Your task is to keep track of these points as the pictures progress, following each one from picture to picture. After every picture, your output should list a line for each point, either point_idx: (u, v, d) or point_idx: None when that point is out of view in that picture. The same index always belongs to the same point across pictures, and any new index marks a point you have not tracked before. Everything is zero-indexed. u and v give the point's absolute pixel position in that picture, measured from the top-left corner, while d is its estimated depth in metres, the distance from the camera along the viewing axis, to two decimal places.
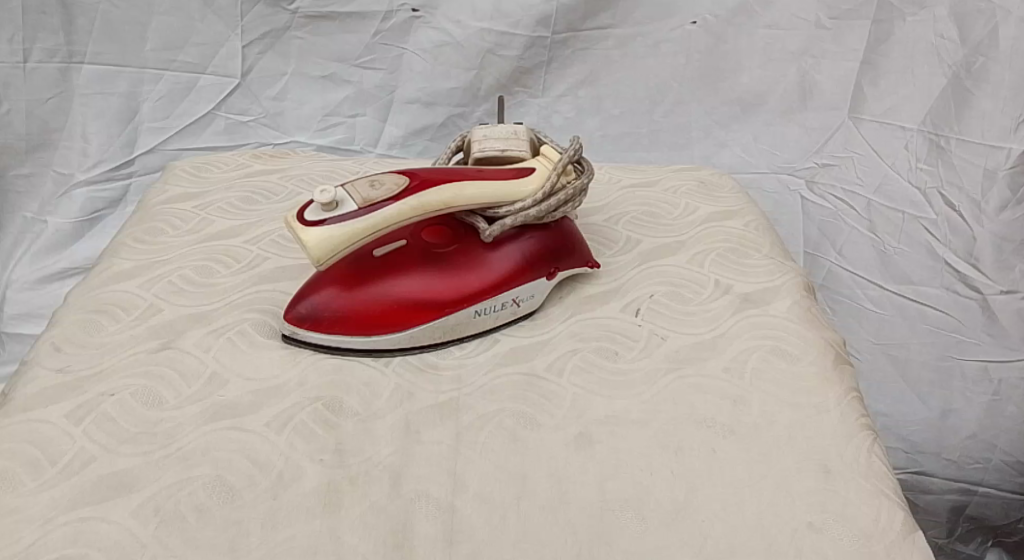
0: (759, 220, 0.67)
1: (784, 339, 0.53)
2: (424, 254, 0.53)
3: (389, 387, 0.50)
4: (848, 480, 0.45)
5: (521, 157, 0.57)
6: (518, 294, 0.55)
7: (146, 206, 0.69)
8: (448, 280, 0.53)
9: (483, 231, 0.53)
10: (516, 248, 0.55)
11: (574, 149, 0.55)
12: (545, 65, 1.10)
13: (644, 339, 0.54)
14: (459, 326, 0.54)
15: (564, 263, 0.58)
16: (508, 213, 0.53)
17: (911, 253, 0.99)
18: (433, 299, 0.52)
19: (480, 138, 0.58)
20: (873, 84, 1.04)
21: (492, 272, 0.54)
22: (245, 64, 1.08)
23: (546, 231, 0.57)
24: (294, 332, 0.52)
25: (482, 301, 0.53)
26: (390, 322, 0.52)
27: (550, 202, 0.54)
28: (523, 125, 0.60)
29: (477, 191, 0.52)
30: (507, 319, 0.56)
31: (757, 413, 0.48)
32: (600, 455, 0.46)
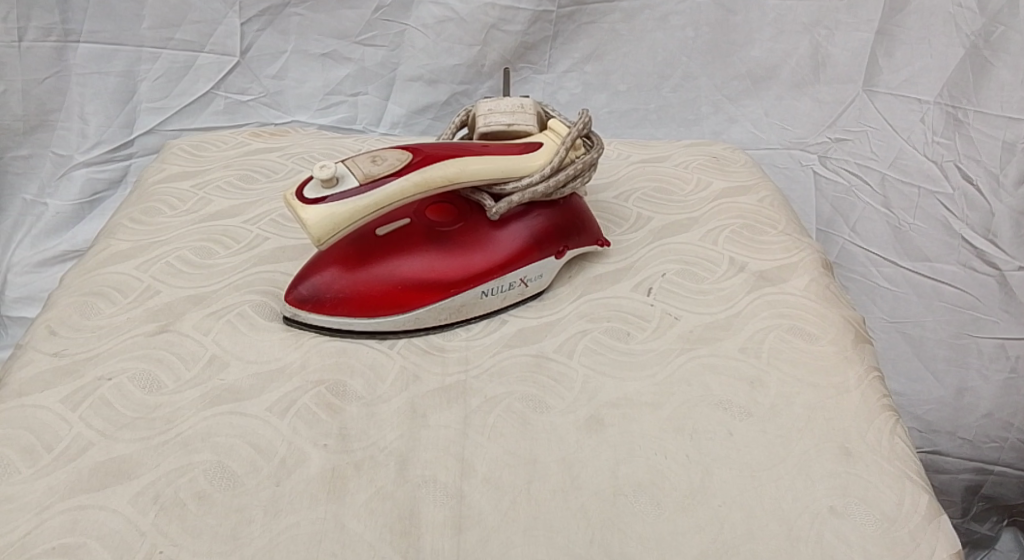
0: (774, 195, 0.65)
1: (802, 318, 0.51)
2: (428, 233, 0.52)
3: (394, 369, 0.49)
4: (870, 462, 0.43)
5: (528, 131, 0.55)
6: (526, 273, 0.53)
7: (144, 185, 0.67)
8: (454, 260, 0.51)
9: (489, 209, 0.51)
10: (524, 226, 0.53)
11: (583, 122, 0.53)
12: (550, 40, 1.07)
13: (656, 319, 0.52)
14: (465, 306, 0.52)
15: (573, 242, 0.56)
16: (514, 190, 0.51)
17: (926, 229, 0.97)
18: (439, 280, 0.51)
19: (486, 112, 0.56)
20: (888, 55, 1.01)
21: (499, 251, 0.52)
22: (244, 41, 1.06)
23: (554, 208, 0.55)
24: (295, 314, 0.51)
25: (488, 282, 0.52)
26: (395, 303, 0.50)
27: (558, 177, 0.52)
28: (530, 98, 0.57)
29: (482, 167, 0.50)
30: (515, 299, 0.54)
31: (775, 394, 0.47)
32: (612, 438, 0.45)
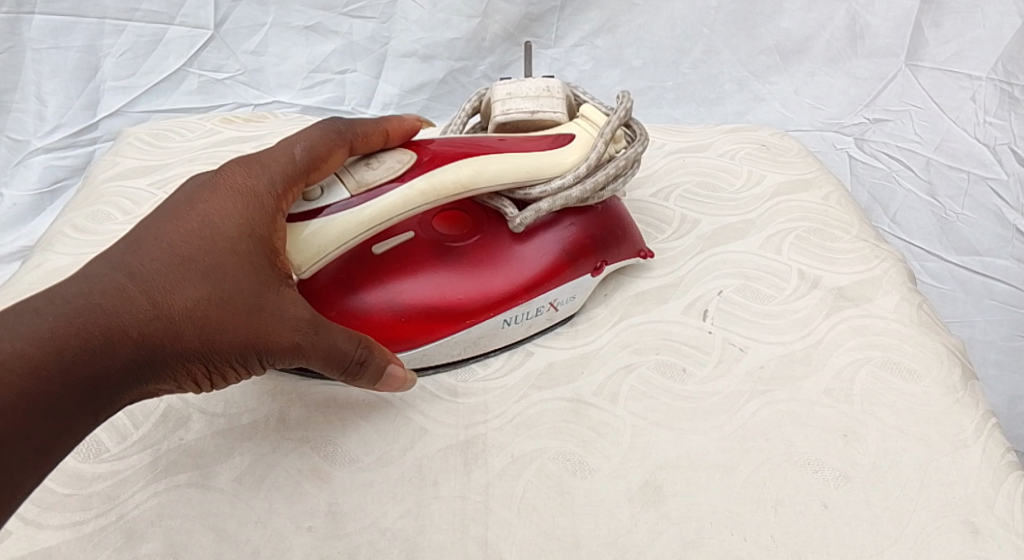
0: (839, 191, 0.56)
1: (896, 348, 0.42)
2: (437, 248, 0.41)
3: (398, 421, 0.39)
4: (1003, 542, 0.34)
5: (556, 120, 0.45)
6: (556, 296, 0.43)
7: (92, 185, 0.57)
8: (471, 282, 0.41)
9: (511, 218, 0.41)
10: (554, 238, 0.43)
11: (625, 109, 0.43)
12: (557, 10, 0.97)
13: (717, 351, 0.43)
14: (483, 337, 0.42)
15: (612, 255, 0.46)
16: (543, 195, 0.41)
17: (977, 219, 0.85)
18: (452, 307, 0.40)
19: (503, 96, 0.45)
20: (935, 25, 0.92)
21: (524, 270, 0.42)
22: (218, 13, 0.95)
23: (589, 214, 0.45)
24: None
25: (513, 308, 0.42)
26: (396, 338, 0.40)
27: (596, 178, 0.42)
28: (557, 79, 0.47)
29: (505, 168, 0.40)
30: (541, 327, 0.44)
31: (875, 452, 0.37)
32: (673, 513, 0.35)
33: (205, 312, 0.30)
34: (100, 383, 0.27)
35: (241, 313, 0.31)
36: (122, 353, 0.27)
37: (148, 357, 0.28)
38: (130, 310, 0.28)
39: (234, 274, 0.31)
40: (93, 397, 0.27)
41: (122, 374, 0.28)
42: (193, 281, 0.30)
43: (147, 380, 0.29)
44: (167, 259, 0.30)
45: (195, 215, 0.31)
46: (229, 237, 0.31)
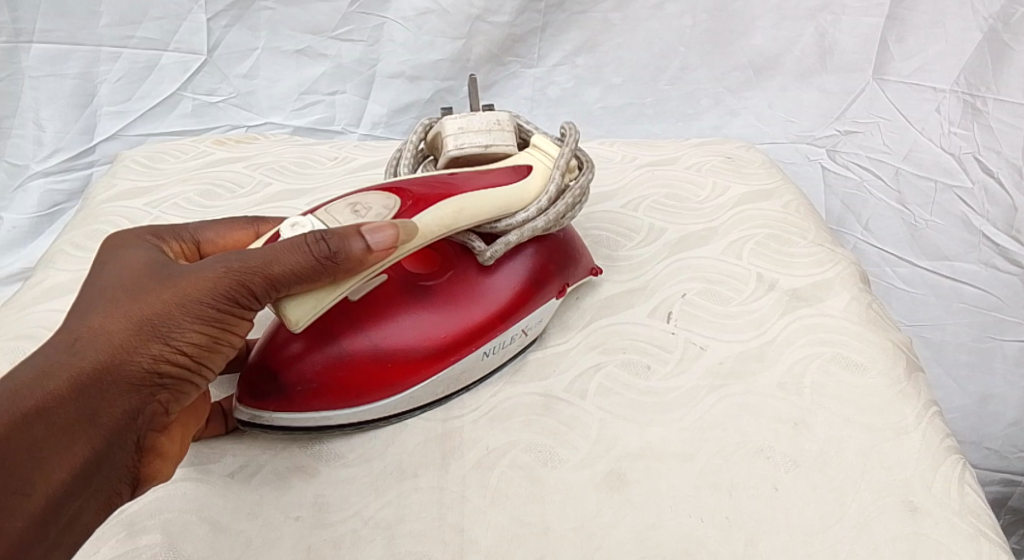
0: (799, 199, 0.59)
1: (846, 345, 0.45)
2: (411, 288, 0.42)
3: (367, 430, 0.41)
4: (941, 519, 0.37)
5: (508, 152, 0.47)
6: (528, 321, 0.45)
7: (90, 205, 0.60)
8: (449, 319, 0.42)
9: (481, 252, 0.42)
10: (518, 265, 0.45)
11: (574, 139, 0.46)
12: (539, 32, 1.00)
13: (679, 350, 0.46)
14: (465, 371, 0.43)
15: (570, 275, 0.48)
16: (510, 227, 0.43)
17: (944, 226, 0.89)
18: (435, 347, 0.41)
19: (454, 130, 0.46)
20: (900, 41, 0.96)
21: (497, 299, 0.43)
22: (211, 39, 0.98)
23: (548, 238, 0.47)
24: (256, 416, 0.39)
25: (492, 339, 0.43)
26: (384, 384, 0.40)
27: (558, 206, 0.44)
28: (506, 111, 0.48)
29: (480, 206, 0.41)
30: (514, 353, 0.46)
31: (823, 439, 0.40)
32: (635, 498, 0.38)
33: (136, 327, 0.31)
34: (64, 411, 0.29)
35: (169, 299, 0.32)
36: (71, 375, 0.29)
37: (106, 368, 0.30)
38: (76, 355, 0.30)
39: (145, 285, 0.33)
40: (68, 422, 0.29)
41: (82, 392, 0.30)
42: (117, 312, 0.31)
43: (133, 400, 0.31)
44: (86, 314, 0.32)
45: (94, 282, 0.34)
46: (125, 276, 0.34)
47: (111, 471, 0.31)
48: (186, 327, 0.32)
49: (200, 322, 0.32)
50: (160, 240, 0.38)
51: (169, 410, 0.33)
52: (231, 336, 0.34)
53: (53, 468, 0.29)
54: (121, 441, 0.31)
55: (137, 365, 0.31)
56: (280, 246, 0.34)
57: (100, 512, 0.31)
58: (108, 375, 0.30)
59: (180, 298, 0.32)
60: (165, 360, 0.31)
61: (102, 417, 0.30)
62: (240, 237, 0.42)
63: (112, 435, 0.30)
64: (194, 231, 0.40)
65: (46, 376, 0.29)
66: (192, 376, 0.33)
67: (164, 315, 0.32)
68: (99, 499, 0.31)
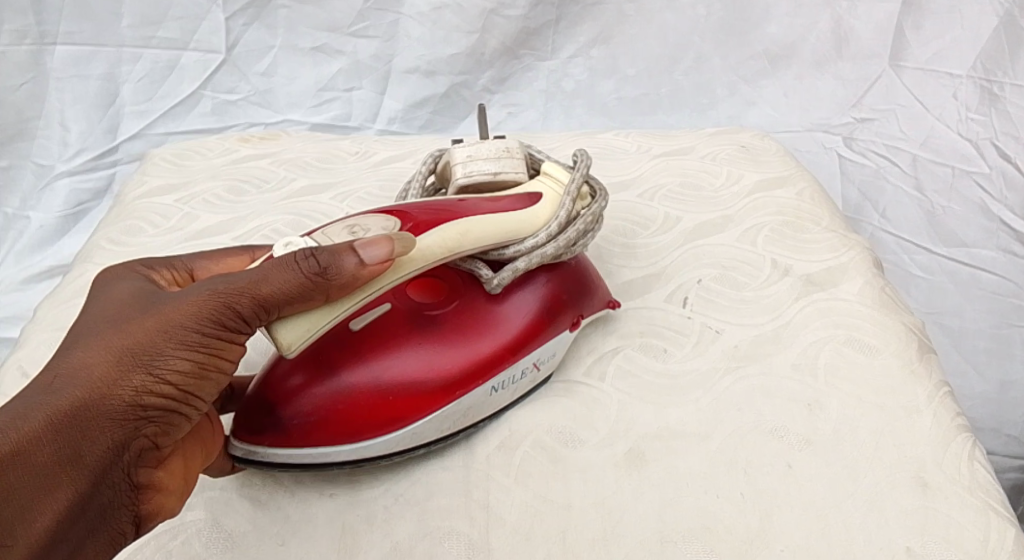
0: (814, 187, 0.60)
1: (859, 328, 0.46)
2: (416, 319, 0.40)
3: (370, 463, 0.39)
4: (950, 495, 0.38)
5: (518, 179, 0.47)
6: (539, 356, 0.42)
7: (124, 202, 0.62)
8: (456, 350, 0.39)
9: (487, 279, 0.41)
10: (529, 296, 0.42)
11: (585, 165, 0.45)
12: (553, 25, 1.01)
13: (695, 334, 0.47)
14: (473, 407, 0.40)
15: (586, 309, 0.45)
16: (518, 254, 0.41)
17: (963, 212, 0.90)
18: (441, 380, 0.38)
19: (463, 159, 0.47)
20: (916, 27, 0.96)
21: (507, 330, 0.41)
22: (230, 38, 1.00)
23: (561, 268, 0.44)
24: (250, 451, 0.36)
25: (501, 373, 0.40)
26: (386, 419, 0.37)
27: (568, 232, 0.42)
28: (516, 140, 0.49)
29: (484, 230, 0.39)
30: (525, 388, 0.43)
31: (836, 418, 0.41)
32: (654, 476, 0.39)
33: (117, 359, 0.30)
34: (42, 452, 0.27)
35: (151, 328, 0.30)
36: (49, 415, 0.28)
37: (88, 405, 0.28)
38: (53, 393, 0.28)
39: (127, 317, 0.31)
40: (48, 465, 0.27)
41: (61, 432, 0.28)
42: (96, 347, 0.30)
43: (116, 434, 0.29)
44: (66, 351, 0.30)
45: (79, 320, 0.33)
46: (108, 312, 0.32)
47: (100, 512, 0.30)
48: (170, 355, 0.30)
49: (187, 348, 0.31)
50: (151, 271, 0.37)
51: (159, 443, 0.31)
52: (220, 362, 0.32)
53: (36, 515, 0.27)
54: (107, 480, 0.29)
55: (121, 398, 0.29)
56: (268, 267, 0.33)
57: (98, 552, 0.30)
58: (90, 411, 0.28)
59: (164, 326, 0.31)
60: (151, 391, 0.30)
61: (86, 456, 0.28)
62: (235, 263, 0.40)
63: (98, 475, 0.29)
64: (189, 263, 0.39)
65: (21, 418, 0.27)
66: (181, 405, 0.31)
67: (149, 345, 0.30)
68: (89, 536, 0.29)
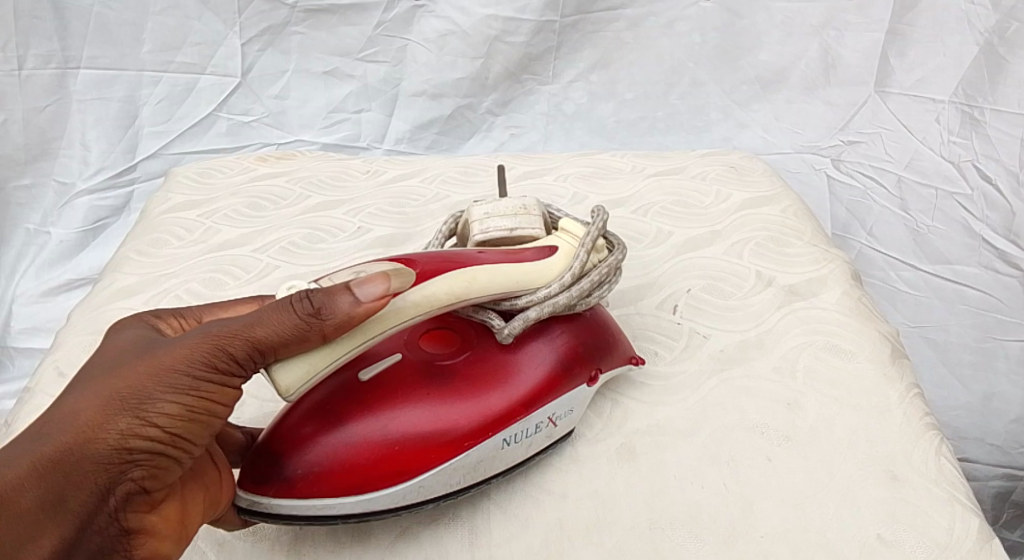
0: (797, 205, 0.63)
1: (837, 334, 0.50)
2: (427, 368, 0.38)
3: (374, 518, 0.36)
4: (918, 486, 0.41)
5: (536, 235, 0.44)
6: (554, 410, 0.40)
7: (150, 216, 0.66)
8: (466, 400, 0.37)
9: (498, 330, 0.39)
10: (544, 346, 0.41)
11: (605, 219, 0.42)
12: (554, 50, 1.06)
13: (684, 339, 0.50)
14: (483, 461, 0.38)
15: (605, 363, 0.43)
16: (530, 303, 0.39)
17: (947, 231, 0.93)
18: (450, 431, 0.36)
19: (479, 217, 0.44)
20: (900, 54, 1.00)
21: (520, 380, 0.39)
22: (246, 62, 1.05)
23: (577, 320, 0.43)
24: (253, 501, 0.35)
25: (514, 426, 0.38)
26: (391, 470, 0.35)
27: (582, 284, 0.40)
28: (535, 197, 0.46)
29: (494, 277, 0.38)
30: (540, 444, 0.41)
31: (814, 417, 0.45)
32: (644, 468, 0.43)
33: (106, 403, 0.29)
34: (29, 497, 0.28)
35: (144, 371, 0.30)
36: (36, 461, 0.28)
37: (72, 451, 0.28)
38: (43, 438, 0.28)
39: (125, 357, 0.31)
40: (32, 512, 0.28)
41: (45, 479, 0.28)
42: (89, 389, 0.29)
43: (100, 481, 0.28)
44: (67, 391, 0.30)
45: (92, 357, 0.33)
46: (116, 349, 0.32)
47: (90, 555, 0.30)
48: (159, 399, 0.29)
49: (177, 392, 0.30)
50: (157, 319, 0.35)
51: (150, 488, 0.30)
52: (213, 406, 0.31)
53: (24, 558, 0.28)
54: (94, 524, 0.29)
55: (105, 445, 0.28)
56: (266, 309, 0.31)
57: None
58: (73, 458, 0.28)
59: (155, 369, 0.30)
60: (135, 437, 0.29)
61: (70, 503, 0.28)
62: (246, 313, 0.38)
63: (83, 520, 0.29)
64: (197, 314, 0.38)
65: (11, 462, 0.28)
66: (171, 451, 0.30)
67: (138, 390, 0.29)
68: None
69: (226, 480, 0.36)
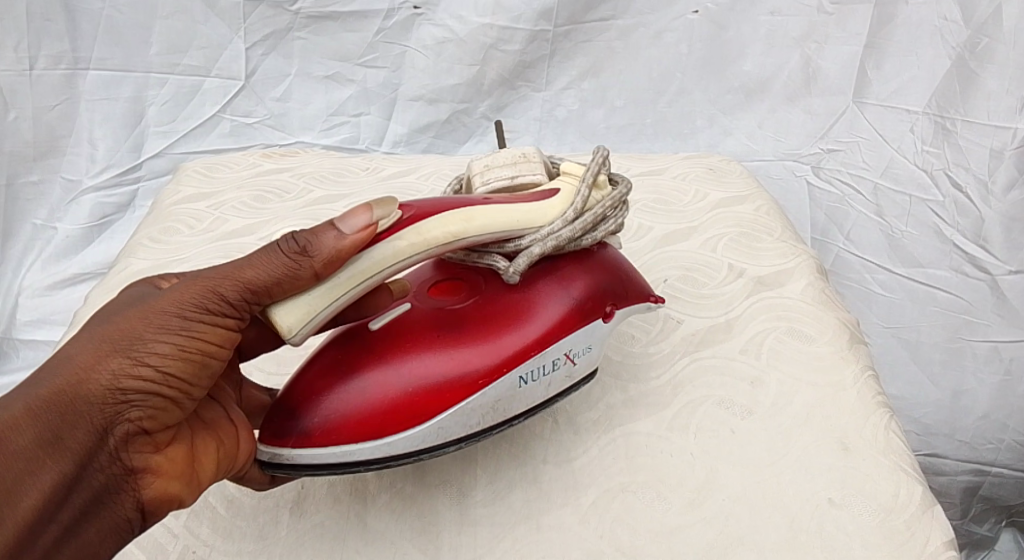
0: (770, 204, 0.68)
1: (799, 320, 0.54)
2: (437, 321, 0.41)
3: (400, 461, 0.39)
4: (867, 456, 0.45)
5: (538, 180, 0.46)
6: (571, 346, 0.42)
7: (161, 206, 0.70)
8: (475, 345, 0.40)
9: (504, 270, 0.42)
10: (554, 289, 0.42)
11: (603, 156, 0.45)
12: (547, 58, 1.10)
13: (659, 323, 0.55)
14: (501, 401, 0.40)
15: (625, 300, 0.44)
16: (533, 241, 0.42)
17: (919, 236, 0.98)
18: (461, 373, 0.39)
19: (482, 168, 0.47)
20: (876, 67, 1.03)
21: (529, 322, 0.41)
22: (249, 65, 1.09)
23: (588, 261, 0.44)
24: (275, 454, 0.38)
25: (527, 363, 0.40)
26: (407, 414, 0.38)
27: (583, 220, 0.43)
28: (533, 147, 0.48)
29: (489, 217, 0.40)
30: (559, 384, 0.42)
31: (775, 392, 0.49)
32: (616, 437, 0.47)
33: (101, 347, 0.32)
34: (30, 434, 0.30)
35: (136, 318, 0.33)
36: (30, 403, 0.30)
37: (67, 391, 0.31)
38: (40, 382, 0.31)
39: (115, 311, 0.34)
40: (33, 448, 0.30)
41: (46, 416, 0.30)
42: (83, 339, 0.33)
43: (97, 417, 0.31)
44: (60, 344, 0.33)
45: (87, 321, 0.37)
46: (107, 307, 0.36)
47: (94, 495, 0.32)
48: (152, 341, 0.33)
49: (166, 333, 0.33)
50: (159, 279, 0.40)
51: (147, 426, 0.33)
52: (205, 347, 0.34)
53: (26, 493, 0.30)
54: (95, 462, 0.32)
55: (101, 384, 0.31)
56: (250, 258, 0.36)
57: (103, 535, 0.33)
58: (70, 397, 0.31)
59: (147, 317, 0.33)
60: (130, 375, 0.32)
61: (67, 440, 0.31)
62: None
63: (85, 457, 0.31)
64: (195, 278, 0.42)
65: (11, 405, 0.30)
66: (164, 389, 0.33)
67: (130, 334, 0.33)
68: (84, 513, 0.32)
69: (242, 436, 0.39)
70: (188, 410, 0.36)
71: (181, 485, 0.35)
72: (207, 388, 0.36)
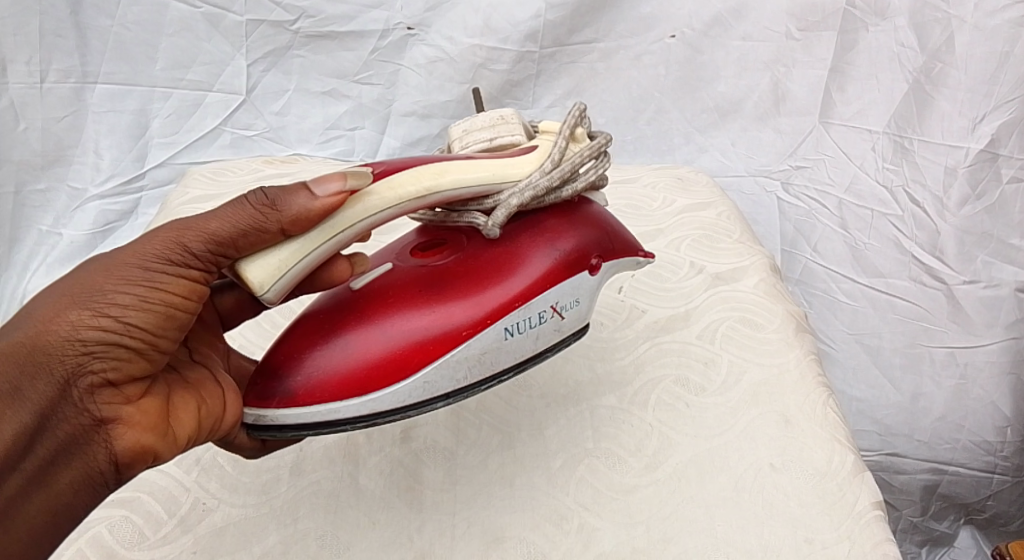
0: (731, 210, 0.74)
1: (750, 310, 0.60)
2: (423, 285, 0.46)
3: (402, 409, 0.44)
4: (806, 428, 0.51)
5: (516, 140, 0.51)
6: (557, 299, 0.47)
7: (170, 207, 0.75)
8: (458, 304, 0.45)
9: (484, 225, 0.47)
10: (533, 249, 0.48)
11: (577, 112, 0.50)
12: (534, 78, 1.15)
13: (625, 312, 0.60)
14: (490, 353, 0.46)
15: (609, 254, 0.50)
16: (511, 194, 0.47)
17: (879, 246, 1.04)
18: (446, 328, 0.44)
19: (463, 133, 0.52)
20: (841, 89, 1.06)
21: (509, 280, 0.46)
22: (250, 81, 1.14)
23: (575, 218, 0.50)
24: (265, 414, 0.43)
25: (511, 316, 0.45)
26: (399, 368, 0.44)
27: (560, 169, 0.48)
28: (513, 109, 0.54)
29: (459, 172, 0.46)
30: (550, 337, 0.48)
31: (726, 371, 0.55)
32: (582, 412, 0.52)
33: (65, 302, 0.37)
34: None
35: (98, 276, 0.38)
36: None
37: (27, 344, 0.35)
38: (10, 338, 0.36)
39: (84, 272, 0.39)
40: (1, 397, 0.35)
41: (11, 369, 0.35)
42: (52, 298, 0.38)
43: (56, 366, 0.36)
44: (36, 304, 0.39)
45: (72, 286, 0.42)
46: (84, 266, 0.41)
47: (62, 443, 0.37)
48: (112, 294, 0.38)
49: (125, 287, 0.38)
50: None
51: (112, 376, 0.37)
52: (165, 298, 0.39)
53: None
54: (59, 412, 0.36)
55: (62, 337, 0.36)
56: (216, 213, 0.41)
57: (75, 484, 0.37)
58: (31, 348, 0.35)
59: (110, 275, 0.38)
60: (88, 327, 0.36)
61: (29, 391, 0.35)
62: None
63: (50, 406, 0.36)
64: None
65: None
66: (125, 340, 0.37)
67: (93, 289, 0.37)
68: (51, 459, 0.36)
69: (229, 400, 0.45)
70: (156, 365, 0.40)
71: (152, 435, 0.39)
72: (174, 344, 0.41)
